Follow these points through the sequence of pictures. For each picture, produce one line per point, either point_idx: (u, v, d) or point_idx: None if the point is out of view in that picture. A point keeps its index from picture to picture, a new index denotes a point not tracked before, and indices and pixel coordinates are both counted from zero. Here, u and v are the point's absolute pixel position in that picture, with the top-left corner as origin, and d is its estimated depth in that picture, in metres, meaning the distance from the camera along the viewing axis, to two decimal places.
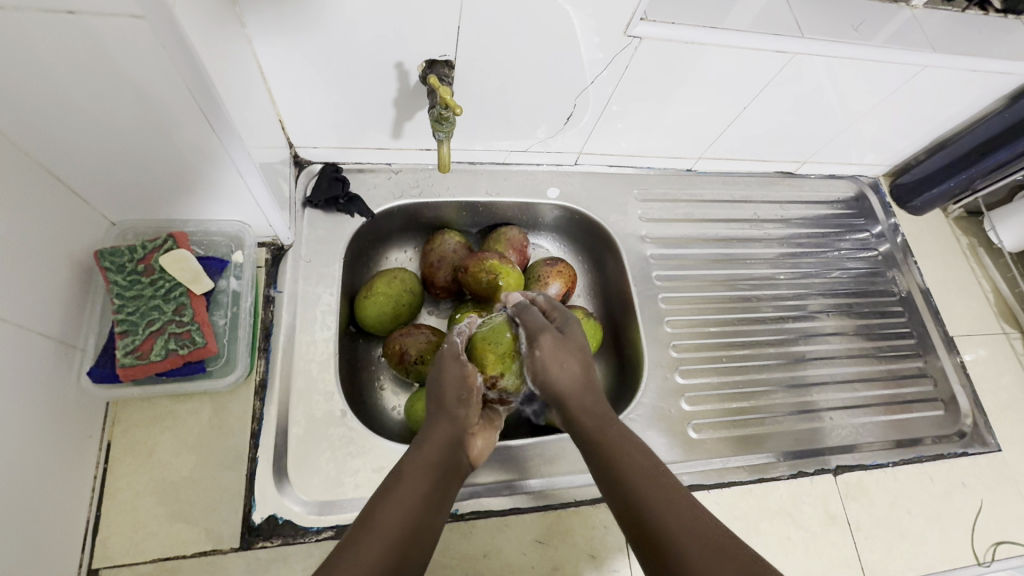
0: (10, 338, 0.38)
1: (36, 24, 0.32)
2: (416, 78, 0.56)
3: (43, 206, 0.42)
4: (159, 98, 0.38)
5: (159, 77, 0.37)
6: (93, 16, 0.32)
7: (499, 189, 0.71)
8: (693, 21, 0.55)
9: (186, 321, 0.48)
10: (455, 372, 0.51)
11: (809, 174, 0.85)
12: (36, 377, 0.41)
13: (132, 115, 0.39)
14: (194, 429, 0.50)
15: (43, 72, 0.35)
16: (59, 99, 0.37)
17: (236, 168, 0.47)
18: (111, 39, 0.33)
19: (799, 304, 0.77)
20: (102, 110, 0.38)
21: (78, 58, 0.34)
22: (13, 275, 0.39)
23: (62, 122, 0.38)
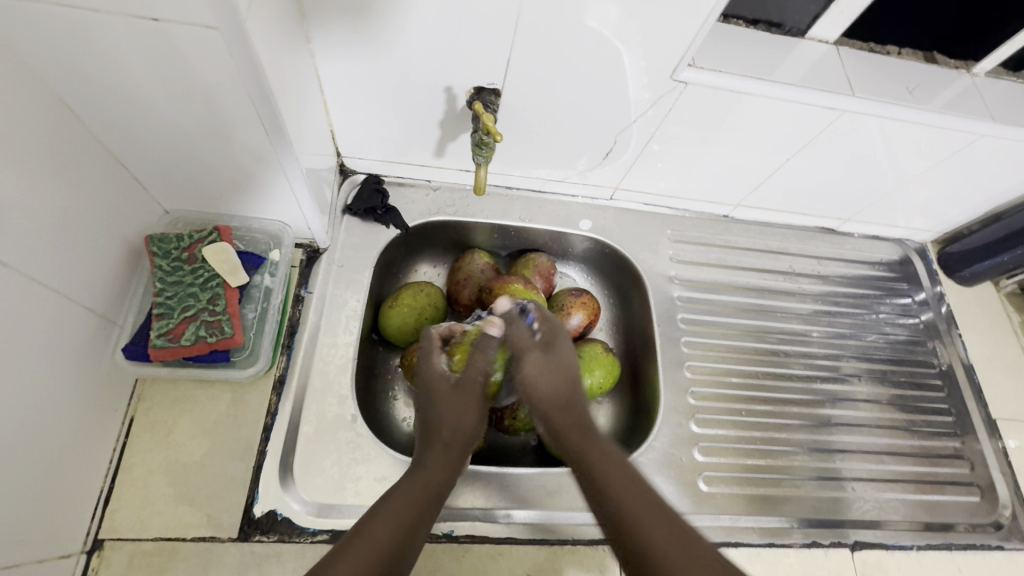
0: (53, 307, 0.41)
1: (124, 29, 0.35)
2: (464, 103, 0.58)
3: (103, 189, 0.45)
4: (223, 105, 0.41)
5: (227, 87, 0.40)
6: (172, 24, 0.35)
7: (532, 215, 0.73)
8: (740, 70, 0.55)
9: (218, 311, 0.48)
10: (457, 411, 0.50)
11: (851, 232, 0.83)
12: (73, 347, 0.43)
13: (195, 117, 0.42)
14: (212, 415, 0.52)
15: (123, 72, 0.38)
16: (132, 94, 0.40)
17: (287, 174, 0.49)
18: (187, 49, 0.36)
19: (832, 365, 0.75)
20: (169, 109, 0.41)
21: (157, 63, 0.37)
22: (67, 249, 0.42)
23: (131, 114, 0.41)
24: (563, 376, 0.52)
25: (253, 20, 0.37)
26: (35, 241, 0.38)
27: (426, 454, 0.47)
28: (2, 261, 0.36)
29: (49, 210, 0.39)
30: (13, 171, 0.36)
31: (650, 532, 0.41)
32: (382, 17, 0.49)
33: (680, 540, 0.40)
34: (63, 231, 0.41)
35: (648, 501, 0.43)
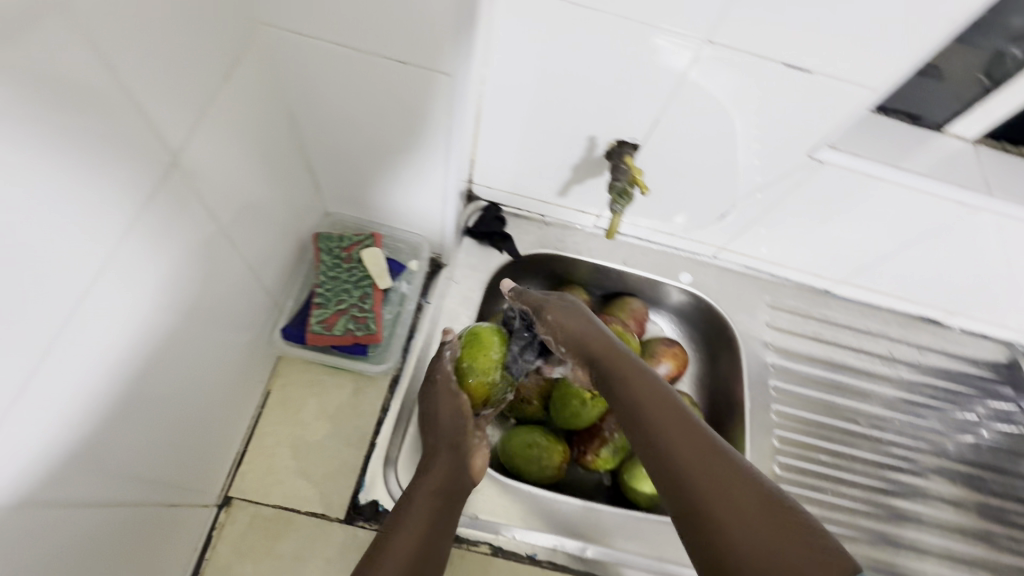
0: (245, 278, 0.48)
1: (373, 67, 0.43)
2: (603, 152, 0.61)
3: (298, 186, 0.53)
4: (417, 136, 0.49)
5: (428, 122, 0.47)
6: (411, 69, 0.43)
7: (635, 262, 0.76)
8: (876, 156, 0.57)
9: (366, 308, 0.54)
10: (445, 407, 0.51)
11: (957, 326, 0.80)
12: (247, 317, 0.50)
13: (390, 142, 0.50)
14: (335, 401, 0.56)
15: (354, 98, 0.46)
16: (350, 115, 0.48)
17: (447, 168, 0.51)
18: (415, 85, 0.44)
19: (914, 458, 0.72)
20: (372, 132, 0.49)
21: (384, 96, 0.45)
22: (265, 233, 0.49)
23: (341, 130, 0.50)
24: (582, 319, 0.52)
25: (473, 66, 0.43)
26: (252, 219, 0.47)
27: (434, 459, 0.49)
28: (231, 235, 0.44)
29: (262, 198, 0.47)
30: (252, 163, 0.45)
31: (698, 484, 0.39)
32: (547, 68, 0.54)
33: (719, 459, 0.40)
34: (266, 217, 0.49)
35: (708, 464, 0.40)
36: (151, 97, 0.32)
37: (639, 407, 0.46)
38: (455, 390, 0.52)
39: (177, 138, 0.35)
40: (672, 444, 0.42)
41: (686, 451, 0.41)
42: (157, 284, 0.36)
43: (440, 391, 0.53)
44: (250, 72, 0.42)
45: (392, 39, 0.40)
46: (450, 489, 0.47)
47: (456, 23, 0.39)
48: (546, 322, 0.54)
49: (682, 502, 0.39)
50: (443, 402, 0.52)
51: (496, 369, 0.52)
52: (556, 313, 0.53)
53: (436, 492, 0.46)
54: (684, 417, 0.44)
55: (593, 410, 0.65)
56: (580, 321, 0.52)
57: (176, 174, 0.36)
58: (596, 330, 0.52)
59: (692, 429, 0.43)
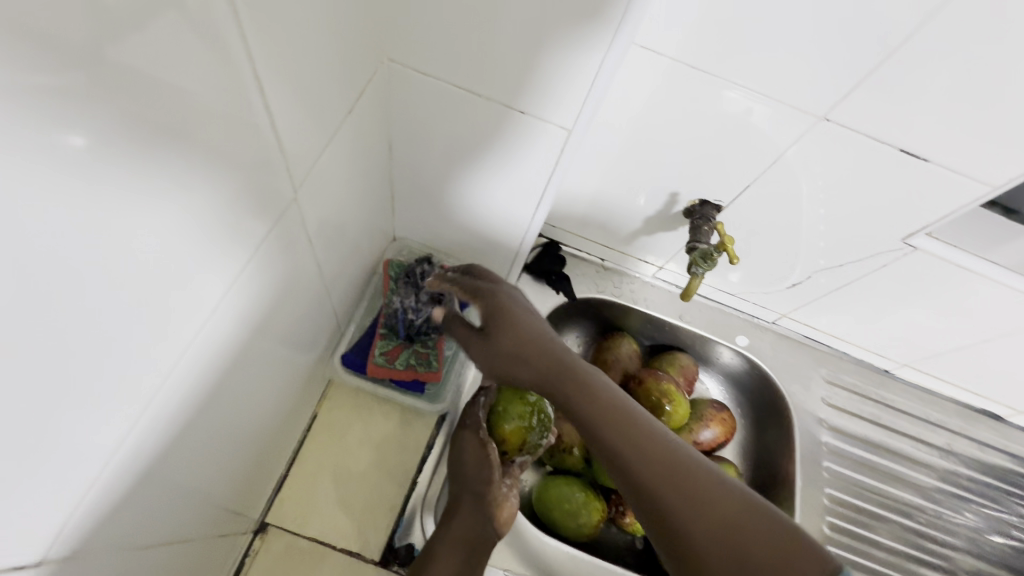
0: (321, 298, 0.47)
1: (489, 112, 0.44)
2: (682, 209, 0.60)
3: (379, 208, 0.54)
4: (514, 177, 0.49)
5: (529, 167, 0.48)
6: (527, 119, 0.43)
7: (691, 318, 0.74)
8: (977, 248, 0.54)
9: (429, 345, 0.52)
10: (467, 453, 0.48)
11: (1022, 426, 0.76)
12: (313, 337, 0.49)
13: (481, 179, 0.51)
14: (382, 432, 0.54)
15: (459, 135, 0.47)
16: (450, 149, 0.49)
17: (542, 194, 0.51)
18: (526, 133, 0.45)
19: (954, 556, 0.69)
20: (466, 168, 0.50)
21: (489, 138, 0.46)
22: (347, 253, 0.50)
23: (437, 161, 0.50)
24: (516, 329, 0.44)
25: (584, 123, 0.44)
26: (345, 239, 0.48)
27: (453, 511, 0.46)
28: (320, 255, 0.44)
29: (350, 220, 0.48)
30: (354, 187, 0.46)
31: (679, 502, 0.38)
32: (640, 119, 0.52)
33: (678, 456, 0.40)
34: (351, 237, 0.49)
35: (663, 451, 0.40)
36: (286, 134, 0.33)
37: (617, 435, 0.41)
38: (486, 442, 0.48)
39: (298, 168, 0.36)
40: (633, 454, 0.40)
41: (646, 454, 0.40)
42: (256, 313, 0.37)
43: (466, 435, 0.49)
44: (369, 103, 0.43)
45: (511, 88, 0.41)
46: (477, 536, 0.45)
47: (589, 86, 0.39)
48: (495, 328, 0.45)
49: (660, 522, 0.39)
50: (468, 447, 0.48)
51: (532, 413, 0.49)
52: (495, 302, 0.45)
53: (461, 538, 0.44)
54: (634, 424, 0.41)
55: None
56: (530, 316, 0.45)
57: (294, 207, 0.37)
58: (537, 320, 0.45)
59: (642, 424, 0.42)
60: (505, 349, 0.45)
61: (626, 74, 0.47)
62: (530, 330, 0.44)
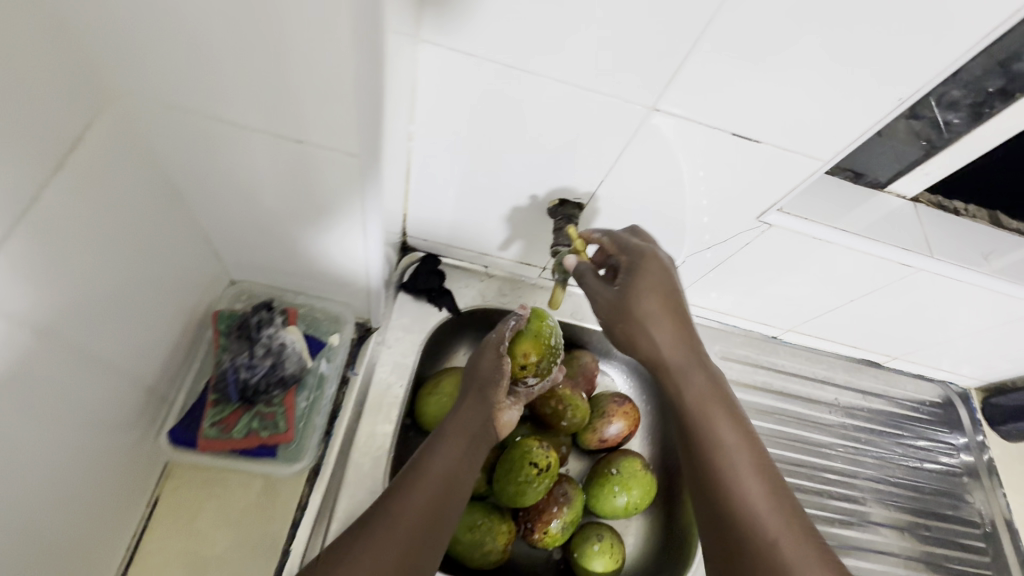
0: (112, 385, 0.39)
1: (268, 142, 0.37)
2: (545, 210, 0.57)
3: (190, 259, 0.45)
4: (327, 211, 0.42)
5: (339, 199, 0.40)
6: (314, 145, 0.36)
7: (583, 314, 0.72)
8: (823, 217, 0.55)
9: (275, 402, 0.46)
10: (490, 359, 0.57)
11: (898, 369, 0.81)
12: (114, 427, 0.41)
13: (294, 217, 0.43)
14: (240, 503, 0.49)
15: (248, 168, 0.39)
16: (246, 187, 0.41)
17: (365, 231, 0.43)
18: (321, 164, 0.38)
19: (856, 508, 0.71)
20: (272, 207, 0.42)
21: (285, 175, 0.39)
22: (142, 328, 0.41)
23: (237, 204, 0.43)
24: (620, 310, 0.47)
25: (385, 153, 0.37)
26: (120, 322, 0.39)
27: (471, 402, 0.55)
28: (90, 344, 0.36)
29: (136, 286, 0.39)
30: (116, 259, 0.37)
31: (740, 497, 0.43)
32: None
33: (777, 489, 0.43)
34: (144, 307, 0.41)
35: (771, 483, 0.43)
36: None
37: (708, 435, 0.46)
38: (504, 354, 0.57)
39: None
40: (748, 483, 0.43)
41: (752, 481, 0.43)
42: None
43: (487, 347, 0.58)
44: (104, 152, 0.34)
45: (286, 115, 0.34)
46: (474, 441, 0.52)
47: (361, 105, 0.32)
48: (626, 297, 0.47)
49: (721, 524, 0.43)
50: (489, 355, 0.57)
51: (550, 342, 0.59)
52: (596, 291, 0.49)
53: (466, 432, 0.52)
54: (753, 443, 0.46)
55: (540, 485, 0.60)
56: (683, 333, 0.48)
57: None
58: (678, 330, 0.48)
59: (761, 459, 0.45)
60: (614, 317, 0.48)
61: (438, 75, 0.44)
62: (659, 335, 0.47)
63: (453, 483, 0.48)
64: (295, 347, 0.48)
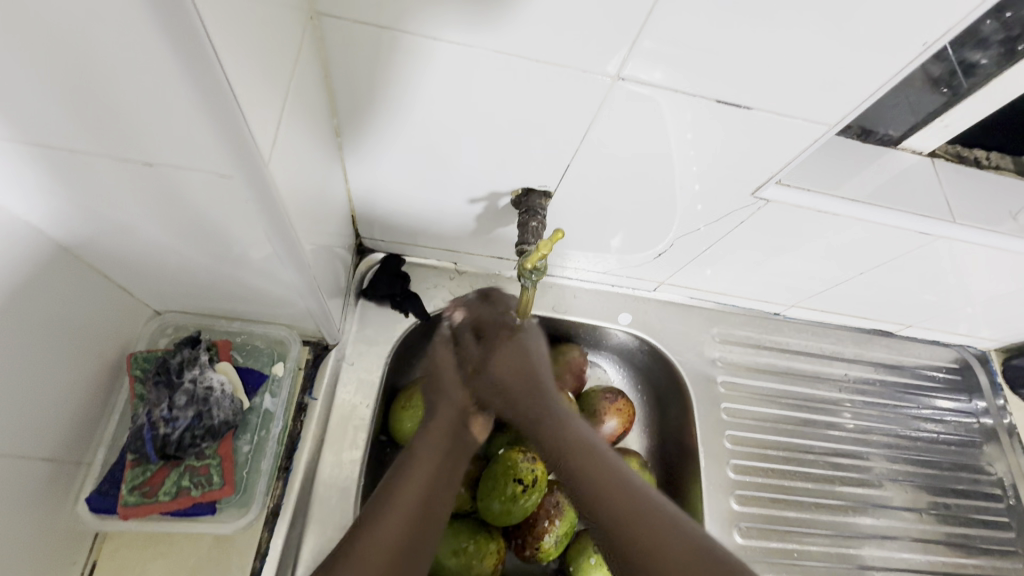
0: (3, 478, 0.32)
1: (117, 170, 0.27)
2: (509, 202, 0.50)
3: (83, 304, 0.37)
4: (227, 237, 0.33)
5: (234, 224, 0.31)
6: (170, 167, 0.27)
7: (567, 306, 0.66)
8: (827, 186, 0.48)
9: (207, 454, 0.42)
10: (446, 358, 0.53)
11: (912, 337, 0.74)
12: (20, 521, 0.34)
13: (195, 247, 0.35)
14: (192, 558, 0.43)
15: (112, 202, 0.30)
16: (121, 224, 0.32)
17: (275, 247, 0.34)
18: (193, 189, 0.28)
19: (867, 492, 0.67)
20: (164, 240, 0.34)
21: (151, 203, 0.30)
22: (30, 402, 0.33)
23: (119, 241, 0.34)
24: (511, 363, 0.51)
25: (278, 159, 0.28)
26: None
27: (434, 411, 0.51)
28: None
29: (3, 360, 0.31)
30: None
31: (604, 496, 0.42)
32: (411, 106, 0.41)
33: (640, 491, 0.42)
34: (22, 381, 0.33)
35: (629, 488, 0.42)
36: None
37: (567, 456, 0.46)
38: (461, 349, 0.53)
39: None
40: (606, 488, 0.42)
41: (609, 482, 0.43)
42: None
43: (438, 345, 0.54)
44: None
45: (118, 132, 0.25)
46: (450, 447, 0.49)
47: (201, 112, 0.23)
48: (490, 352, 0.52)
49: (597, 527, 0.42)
50: (442, 351, 0.53)
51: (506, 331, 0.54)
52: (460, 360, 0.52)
53: (440, 439, 0.48)
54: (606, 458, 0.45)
55: (528, 501, 0.53)
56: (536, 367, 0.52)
57: None
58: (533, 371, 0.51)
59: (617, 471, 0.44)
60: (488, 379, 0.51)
61: (362, 60, 0.37)
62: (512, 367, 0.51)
63: (431, 506, 0.44)
64: (223, 388, 0.42)
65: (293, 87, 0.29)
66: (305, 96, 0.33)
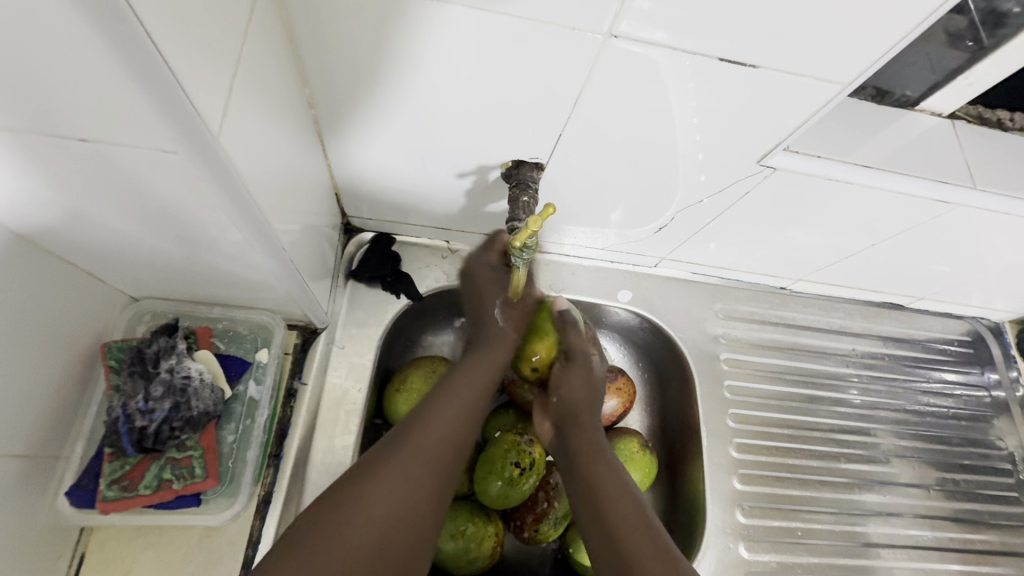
0: None
1: (55, 151, 0.25)
2: (499, 176, 0.48)
3: (50, 296, 0.35)
4: (188, 220, 0.31)
5: (194, 206, 0.29)
6: (112, 146, 0.24)
7: (565, 285, 0.63)
8: (839, 153, 0.45)
9: (188, 445, 0.41)
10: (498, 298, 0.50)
11: (924, 309, 0.72)
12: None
13: (158, 232, 0.33)
14: (179, 547, 0.42)
15: (59, 186, 0.28)
16: (73, 209, 0.30)
17: (249, 225, 0.31)
18: (141, 168, 0.26)
19: (873, 469, 0.66)
20: (125, 225, 0.32)
21: (103, 186, 0.28)
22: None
23: (76, 228, 0.32)
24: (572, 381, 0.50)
25: (232, 133, 0.25)
26: None
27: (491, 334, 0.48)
28: None
29: None
30: None
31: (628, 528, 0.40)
32: (389, 74, 0.38)
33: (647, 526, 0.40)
34: None
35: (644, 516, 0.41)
36: None
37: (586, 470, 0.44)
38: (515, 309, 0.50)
39: None
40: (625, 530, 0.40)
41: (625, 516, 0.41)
42: None
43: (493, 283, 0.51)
44: None
45: (47, 109, 0.22)
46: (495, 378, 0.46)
47: (127, 85, 0.21)
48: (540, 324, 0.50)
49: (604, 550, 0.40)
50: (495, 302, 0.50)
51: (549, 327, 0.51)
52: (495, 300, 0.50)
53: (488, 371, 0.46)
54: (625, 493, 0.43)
55: (526, 484, 0.52)
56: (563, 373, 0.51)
57: None
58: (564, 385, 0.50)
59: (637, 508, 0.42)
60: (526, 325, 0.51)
61: (331, 22, 0.34)
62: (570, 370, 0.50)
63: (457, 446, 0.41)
64: (202, 377, 0.41)
65: (248, 54, 0.26)
66: (266, 61, 0.30)
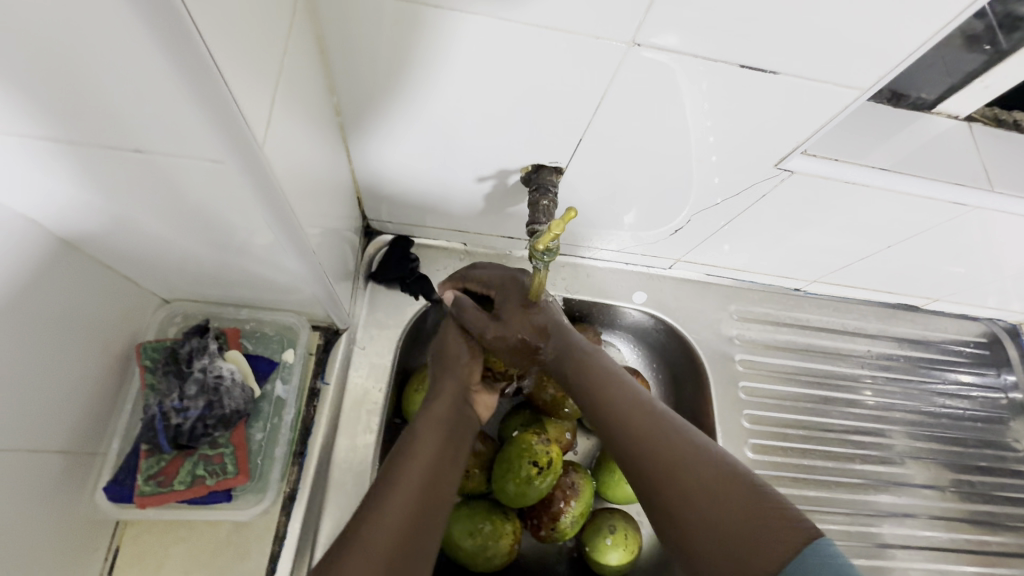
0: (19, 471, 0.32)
1: (106, 161, 0.26)
2: (518, 180, 0.48)
3: (91, 298, 0.36)
4: (225, 224, 0.32)
5: (232, 211, 0.30)
6: (160, 155, 0.26)
7: (580, 286, 0.64)
8: (856, 156, 0.46)
9: (221, 442, 0.42)
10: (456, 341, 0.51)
11: (939, 311, 0.71)
12: (38, 515, 0.34)
13: (194, 236, 0.34)
14: (210, 542, 0.44)
15: (104, 194, 0.29)
16: (114, 216, 0.31)
17: (285, 228, 0.32)
18: (185, 176, 0.27)
19: (888, 470, 0.66)
20: (163, 230, 0.33)
21: (146, 193, 0.29)
22: (42, 398, 0.33)
23: (116, 233, 0.33)
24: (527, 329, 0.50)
25: (273, 141, 0.26)
26: None
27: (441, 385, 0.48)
28: None
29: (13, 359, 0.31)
30: None
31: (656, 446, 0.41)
32: (413, 81, 0.39)
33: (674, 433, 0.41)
34: (36, 376, 0.33)
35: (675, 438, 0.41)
36: None
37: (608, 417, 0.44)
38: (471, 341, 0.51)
39: None
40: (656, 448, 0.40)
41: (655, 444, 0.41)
42: None
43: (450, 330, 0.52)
44: None
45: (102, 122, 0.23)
46: (455, 425, 0.46)
47: (180, 98, 0.22)
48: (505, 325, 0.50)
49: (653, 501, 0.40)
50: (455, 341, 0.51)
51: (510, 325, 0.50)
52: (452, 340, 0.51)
53: (443, 422, 0.45)
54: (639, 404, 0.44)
55: (543, 482, 0.53)
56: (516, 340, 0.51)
57: None
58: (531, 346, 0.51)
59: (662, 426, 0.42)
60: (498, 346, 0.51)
61: (359, 33, 0.35)
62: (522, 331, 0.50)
63: (433, 485, 0.40)
64: (233, 376, 0.42)
65: (286, 66, 0.28)
66: (300, 71, 0.31)
